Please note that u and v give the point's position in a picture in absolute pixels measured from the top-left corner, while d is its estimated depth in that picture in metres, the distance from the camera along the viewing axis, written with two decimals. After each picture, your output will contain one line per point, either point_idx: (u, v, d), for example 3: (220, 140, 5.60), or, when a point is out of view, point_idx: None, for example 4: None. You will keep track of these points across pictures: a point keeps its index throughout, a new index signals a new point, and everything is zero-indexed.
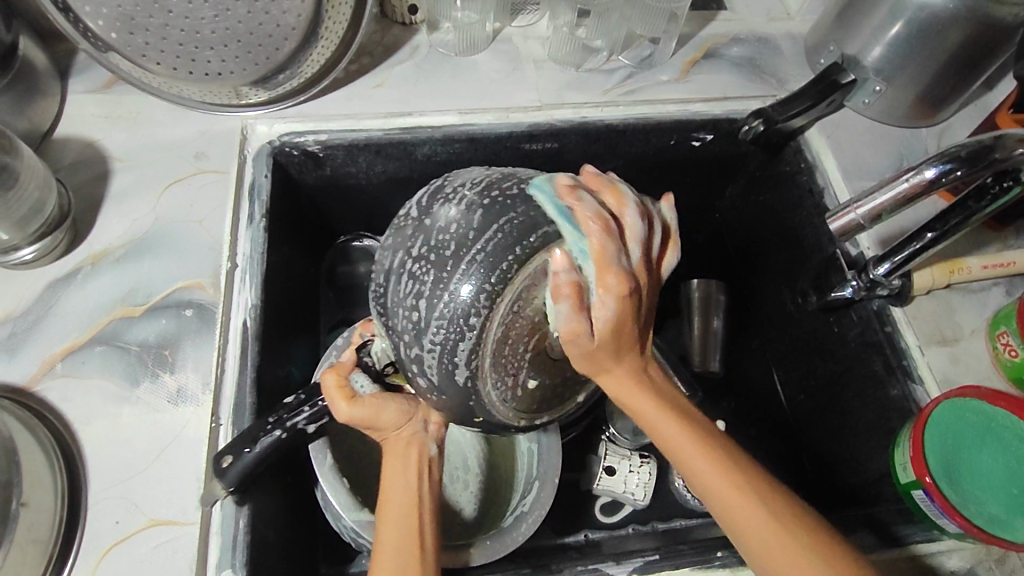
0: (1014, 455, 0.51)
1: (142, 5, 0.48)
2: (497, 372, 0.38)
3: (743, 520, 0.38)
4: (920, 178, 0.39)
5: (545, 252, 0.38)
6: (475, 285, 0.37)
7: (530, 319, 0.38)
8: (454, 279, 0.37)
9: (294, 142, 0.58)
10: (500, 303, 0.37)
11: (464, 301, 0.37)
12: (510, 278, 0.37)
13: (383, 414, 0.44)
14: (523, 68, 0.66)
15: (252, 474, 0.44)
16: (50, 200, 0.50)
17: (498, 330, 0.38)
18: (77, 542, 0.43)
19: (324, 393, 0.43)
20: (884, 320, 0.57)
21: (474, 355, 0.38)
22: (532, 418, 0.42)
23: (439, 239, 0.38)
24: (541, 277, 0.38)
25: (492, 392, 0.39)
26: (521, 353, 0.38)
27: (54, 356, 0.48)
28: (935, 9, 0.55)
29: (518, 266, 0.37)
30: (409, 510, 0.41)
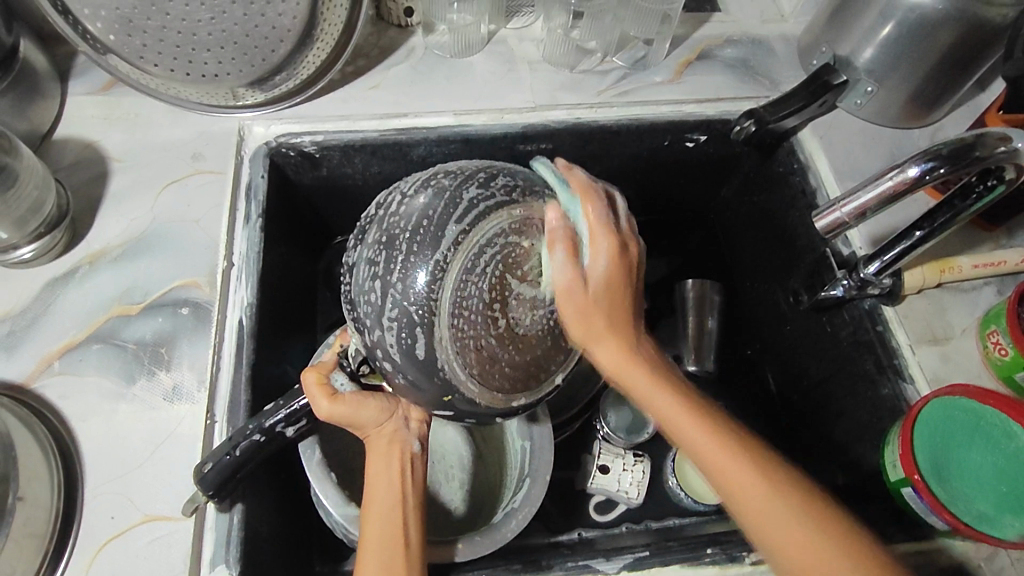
0: (1002, 453, 0.50)
1: (140, 7, 0.49)
2: (459, 343, 0.38)
3: (742, 487, 0.39)
4: (903, 177, 0.40)
5: (494, 216, 0.38)
6: (425, 261, 0.38)
7: (484, 279, 0.38)
8: (406, 258, 0.38)
9: (290, 143, 0.59)
10: (450, 270, 0.37)
11: (416, 278, 0.38)
12: (457, 246, 0.38)
13: (363, 413, 0.44)
14: (517, 69, 0.66)
15: (234, 477, 0.44)
16: (49, 199, 0.51)
17: (451, 298, 0.37)
18: (74, 536, 0.43)
19: (306, 391, 0.44)
20: (876, 319, 0.57)
21: (430, 328, 0.38)
22: (507, 400, 0.40)
23: (392, 225, 0.39)
24: (491, 239, 0.38)
25: (457, 366, 0.38)
26: (476, 318, 0.38)
27: (52, 353, 0.49)
28: (926, 10, 0.56)
29: (465, 232, 0.38)
30: (391, 509, 0.42)
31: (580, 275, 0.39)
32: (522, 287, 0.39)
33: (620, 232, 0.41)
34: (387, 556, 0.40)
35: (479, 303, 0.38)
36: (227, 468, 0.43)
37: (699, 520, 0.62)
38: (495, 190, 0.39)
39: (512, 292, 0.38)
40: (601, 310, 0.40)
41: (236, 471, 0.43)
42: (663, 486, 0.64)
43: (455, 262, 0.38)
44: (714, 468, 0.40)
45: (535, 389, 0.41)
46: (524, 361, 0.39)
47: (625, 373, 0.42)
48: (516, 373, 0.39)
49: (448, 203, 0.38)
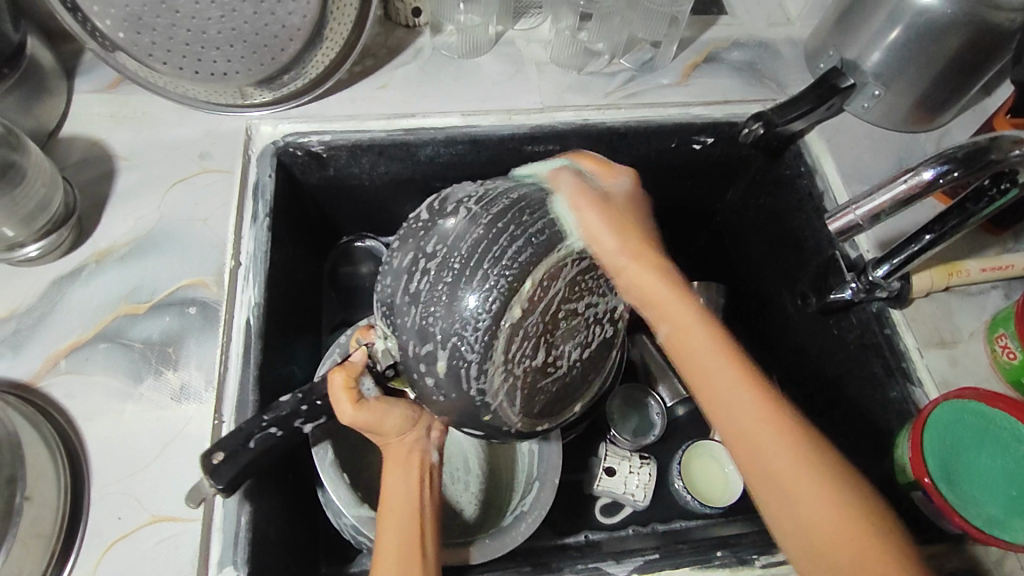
0: (1011, 457, 0.50)
1: (150, 5, 0.49)
2: (505, 370, 0.39)
3: (742, 403, 0.40)
4: (918, 179, 0.39)
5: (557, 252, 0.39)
6: (488, 288, 0.38)
7: (549, 298, 0.39)
8: (463, 275, 0.39)
9: (297, 142, 0.59)
10: (515, 298, 0.38)
11: (488, 292, 0.38)
12: (529, 271, 0.38)
13: (386, 418, 0.44)
14: (525, 70, 0.67)
15: (245, 472, 0.43)
16: (56, 197, 0.50)
17: (511, 323, 0.38)
18: (80, 537, 0.43)
19: (331, 392, 0.44)
20: (884, 323, 0.57)
21: (487, 346, 0.38)
22: (534, 424, 0.42)
23: (451, 243, 0.40)
24: (557, 275, 0.39)
25: (501, 393, 0.40)
26: (527, 352, 0.39)
27: (58, 352, 0.49)
28: (933, 14, 0.56)
29: (536, 262, 0.39)
30: (409, 517, 0.42)
31: (593, 200, 0.43)
32: (571, 321, 0.40)
33: (626, 185, 0.47)
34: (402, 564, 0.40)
35: (534, 331, 0.39)
36: (240, 459, 0.42)
37: (706, 523, 0.63)
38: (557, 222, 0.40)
39: (561, 329, 0.40)
40: (631, 237, 0.43)
41: (252, 462, 0.43)
42: (669, 489, 0.64)
43: (525, 283, 0.38)
44: (749, 436, 0.39)
45: (556, 415, 0.43)
46: (556, 392, 0.42)
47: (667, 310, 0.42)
48: (550, 397, 0.41)
49: (514, 223, 0.39)
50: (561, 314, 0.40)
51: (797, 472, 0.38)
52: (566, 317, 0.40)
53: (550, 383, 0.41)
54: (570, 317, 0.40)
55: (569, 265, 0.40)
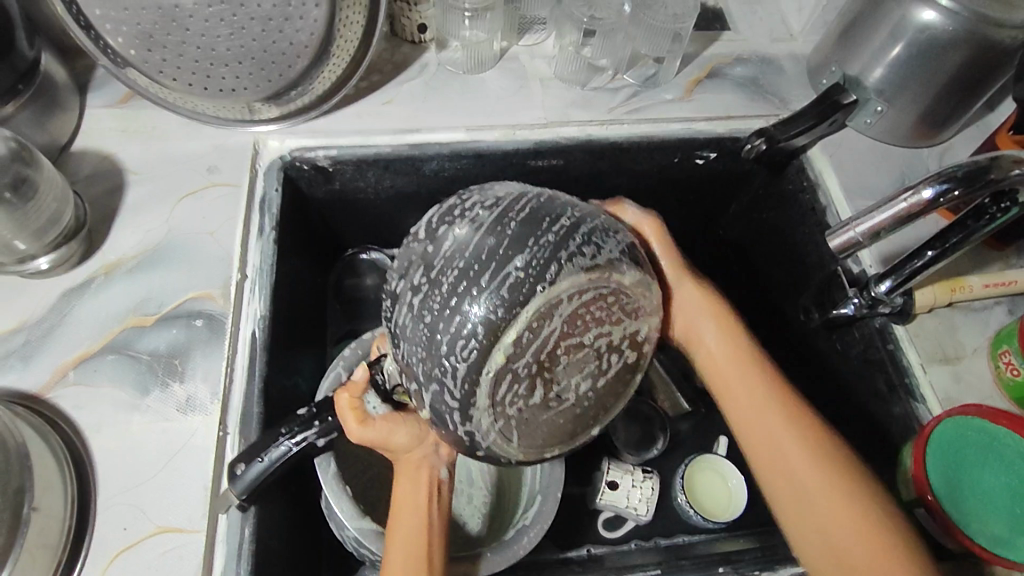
0: (1018, 475, 0.49)
1: (160, 23, 0.50)
2: (493, 411, 0.37)
3: (748, 393, 0.49)
4: (917, 199, 0.39)
5: (543, 292, 0.36)
6: (477, 330, 0.36)
7: (537, 341, 0.36)
8: (455, 309, 0.37)
9: (304, 157, 0.60)
10: (504, 338, 0.36)
11: (470, 336, 0.36)
12: (518, 309, 0.36)
13: (394, 435, 0.45)
14: (528, 85, 0.67)
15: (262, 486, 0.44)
16: (67, 211, 0.51)
17: (498, 366, 0.36)
18: (86, 546, 0.43)
19: (337, 412, 0.46)
20: (887, 338, 0.57)
21: (470, 392, 0.37)
22: (540, 454, 0.39)
23: (446, 268, 0.38)
24: (546, 317, 0.36)
25: (492, 433, 0.38)
26: (517, 391, 0.36)
27: (67, 364, 0.49)
28: (935, 30, 0.56)
29: (523, 300, 0.36)
30: (416, 533, 0.42)
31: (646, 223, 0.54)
32: (575, 354, 0.36)
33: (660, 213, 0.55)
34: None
35: (524, 375, 0.36)
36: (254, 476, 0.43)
37: (709, 538, 0.62)
38: (551, 254, 0.37)
39: (555, 369, 0.36)
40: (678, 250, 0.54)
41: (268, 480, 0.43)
42: (672, 502, 0.64)
43: (509, 329, 0.36)
44: (756, 426, 0.48)
45: (570, 441, 0.40)
46: (564, 424, 0.38)
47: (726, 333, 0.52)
48: (556, 429, 0.38)
49: (502, 262, 0.36)
50: (560, 350, 0.36)
51: (807, 466, 0.45)
52: (567, 352, 0.36)
53: (553, 417, 0.37)
54: (573, 352, 0.36)
55: (562, 303, 0.36)
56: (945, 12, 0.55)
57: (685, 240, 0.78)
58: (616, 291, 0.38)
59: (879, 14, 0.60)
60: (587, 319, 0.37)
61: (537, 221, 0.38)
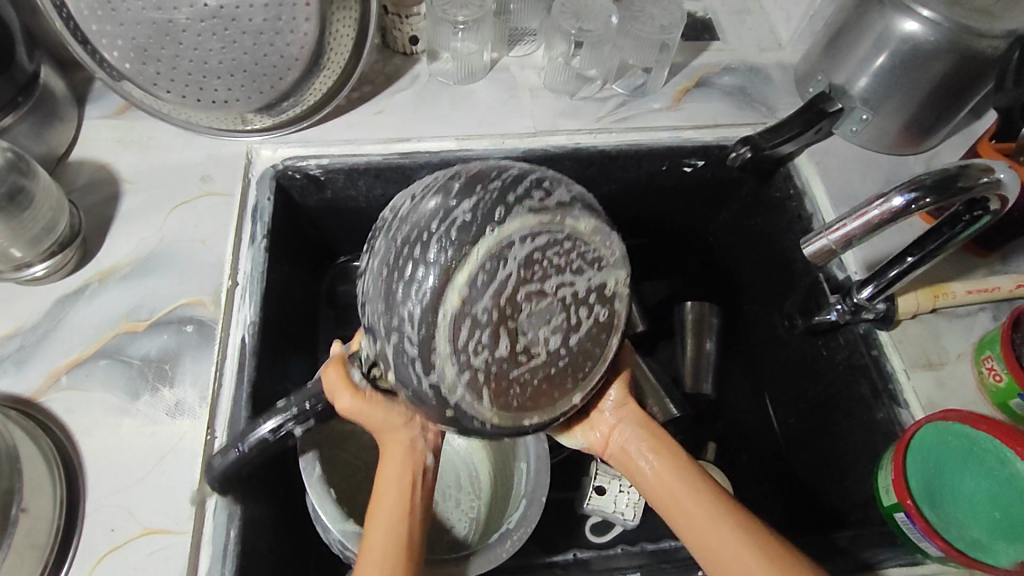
0: (996, 480, 0.50)
1: (154, 37, 0.51)
2: (458, 361, 0.36)
3: (692, 515, 0.41)
4: (887, 207, 0.39)
5: (496, 233, 0.35)
6: (432, 275, 0.35)
7: (493, 284, 0.35)
8: (409, 260, 0.36)
9: (296, 166, 0.61)
10: (457, 279, 0.35)
11: (425, 281, 0.35)
12: (470, 249, 0.35)
13: (379, 418, 0.43)
14: (518, 96, 0.69)
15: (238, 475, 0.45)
16: (62, 219, 0.52)
17: (455, 313, 0.35)
18: (73, 548, 0.44)
19: (328, 385, 0.43)
20: (871, 344, 0.58)
21: (429, 339, 0.35)
22: (516, 416, 0.38)
23: (401, 222, 0.37)
24: (499, 259, 0.35)
25: (460, 387, 0.36)
26: (482, 342, 0.36)
27: (59, 368, 0.50)
28: (917, 40, 0.57)
29: (477, 241, 0.35)
30: (392, 525, 0.40)
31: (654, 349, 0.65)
32: (538, 303, 0.36)
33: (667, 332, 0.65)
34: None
35: (485, 321, 0.35)
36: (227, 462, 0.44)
37: None
38: (500, 196, 0.36)
39: (518, 318, 0.36)
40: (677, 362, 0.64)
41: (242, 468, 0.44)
42: None
43: (461, 271, 0.35)
44: (706, 549, 0.40)
45: (548, 407, 0.39)
46: (537, 384, 0.38)
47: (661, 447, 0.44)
48: (530, 388, 0.38)
49: (454, 205, 0.36)
50: (521, 298, 0.36)
51: None
52: (528, 301, 0.36)
53: (524, 372, 0.37)
54: (535, 300, 0.36)
55: (514, 245, 0.36)
56: (927, 23, 0.56)
57: (676, 246, 0.78)
58: (571, 236, 0.37)
59: (863, 25, 0.61)
60: (543, 262, 0.36)
61: (492, 168, 0.38)
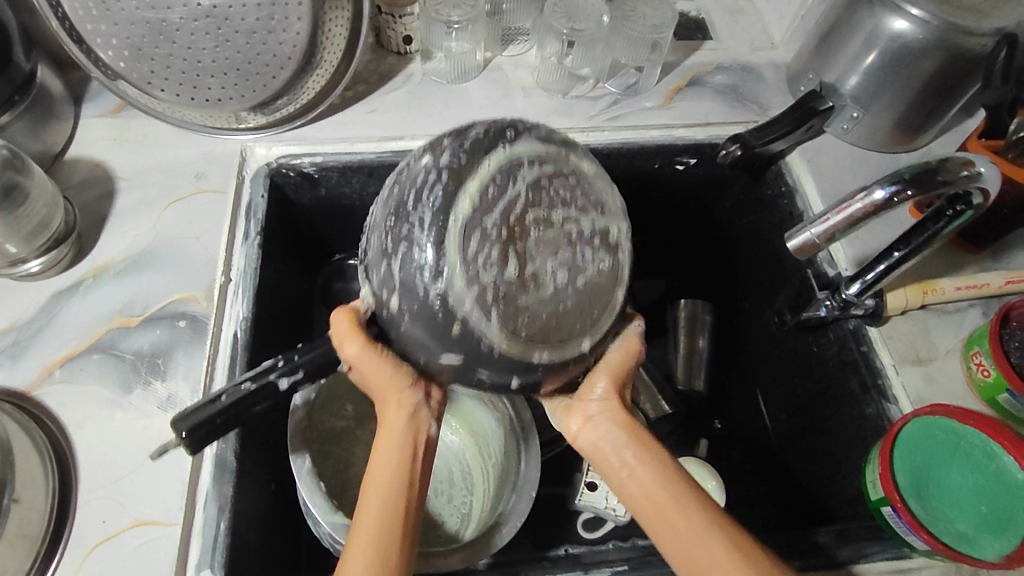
0: (983, 474, 0.50)
1: (148, 36, 0.52)
2: (467, 271, 0.35)
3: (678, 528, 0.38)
4: (869, 200, 0.40)
5: (505, 150, 0.37)
6: (443, 179, 0.36)
7: (503, 195, 0.36)
8: (420, 174, 0.37)
9: (290, 164, 0.62)
10: (468, 185, 0.36)
11: (436, 186, 0.36)
12: (481, 159, 0.36)
13: (384, 378, 0.41)
14: (511, 95, 0.69)
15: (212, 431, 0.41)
16: (57, 216, 0.53)
17: (464, 219, 0.35)
18: (65, 539, 0.44)
19: (337, 329, 0.41)
20: (860, 339, 0.58)
21: (439, 241, 0.35)
22: (526, 346, 0.36)
23: (414, 156, 0.39)
24: (508, 172, 0.36)
25: (470, 301, 0.35)
26: (491, 254, 0.35)
27: (53, 363, 0.51)
28: (906, 38, 0.58)
29: (488, 153, 0.37)
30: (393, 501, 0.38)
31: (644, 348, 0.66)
32: (546, 230, 0.37)
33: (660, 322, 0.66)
34: (380, 552, 0.37)
35: (495, 235, 0.35)
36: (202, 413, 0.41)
37: None
38: (509, 124, 0.38)
39: (526, 238, 0.36)
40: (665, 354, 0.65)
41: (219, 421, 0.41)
42: None
43: (472, 178, 0.36)
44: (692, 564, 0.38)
45: (557, 345, 0.37)
46: (548, 318, 0.37)
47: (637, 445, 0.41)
48: (538, 320, 0.36)
49: (466, 130, 0.38)
50: (529, 220, 0.36)
51: None
52: (536, 224, 0.36)
53: (535, 299, 0.36)
54: (543, 227, 0.37)
55: (524, 165, 0.37)
56: (916, 21, 0.56)
57: (671, 245, 0.78)
58: (575, 172, 0.39)
59: (853, 24, 0.61)
60: (550, 190, 0.37)
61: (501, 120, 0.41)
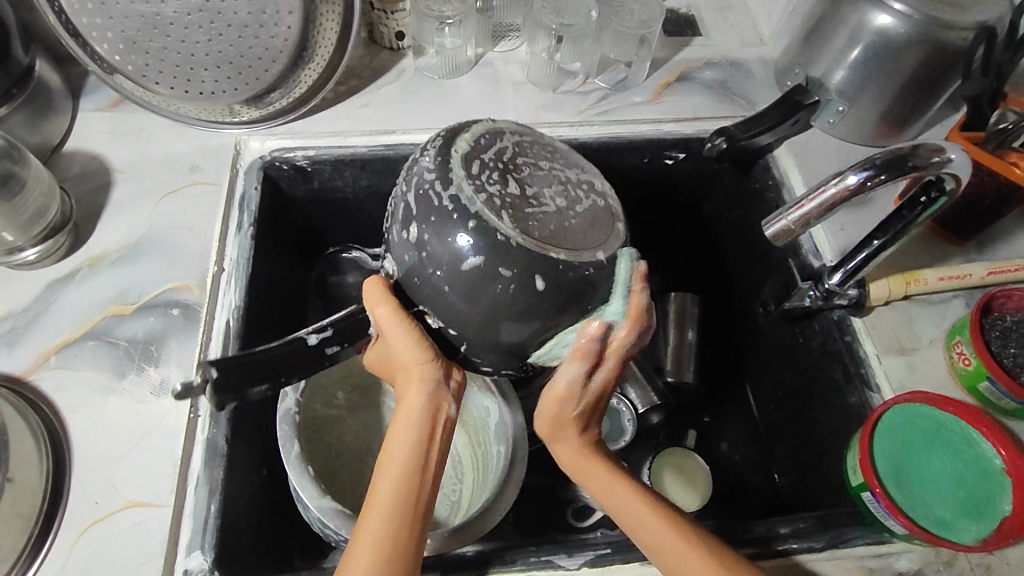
0: (962, 460, 0.51)
1: (142, 30, 0.53)
2: (471, 182, 0.39)
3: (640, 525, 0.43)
4: (842, 185, 0.41)
5: (493, 121, 0.44)
6: (442, 134, 0.42)
7: (496, 140, 0.41)
8: (423, 145, 0.43)
9: (283, 157, 0.62)
10: (464, 134, 0.41)
11: (436, 140, 0.42)
12: (471, 123, 0.43)
13: (406, 350, 0.41)
14: (502, 89, 0.70)
15: (242, 380, 0.40)
16: (53, 206, 0.54)
17: (464, 151, 0.40)
18: (58, 520, 0.45)
19: (369, 291, 0.41)
20: (844, 330, 0.58)
21: (445, 164, 0.39)
22: (540, 243, 0.38)
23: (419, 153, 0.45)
24: (497, 130, 0.42)
25: (480, 203, 0.38)
26: (491, 177, 0.39)
27: (49, 349, 0.52)
28: (890, 33, 0.58)
29: (478, 122, 0.43)
30: (405, 476, 0.39)
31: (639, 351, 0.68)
32: (540, 169, 0.40)
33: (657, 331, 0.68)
34: (389, 530, 0.38)
35: (493, 164, 0.40)
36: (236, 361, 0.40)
37: None
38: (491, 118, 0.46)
39: (521, 168, 0.40)
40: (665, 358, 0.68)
41: (246, 360, 0.40)
42: None
43: (466, 132, 0.42)
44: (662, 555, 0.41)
45: (572, 250, 0.38)
46: (556, 224, 0.38)
47: (589, 476, 0.46)
48: (546, 227, 0.38)
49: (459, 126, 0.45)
50: (523, 160, 0.41)
51: None
52: (529, 162, 0.41)
53: (539, 207, 0.39)
54: (536, 165, 0.41)
55: (509, 130, 0.43)
56: (899, 16, 0.57)
57: (662, 239, 0.79)
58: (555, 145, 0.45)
59: (837, 19, 0.62)
60: (538, 144, 0.42)
61: None
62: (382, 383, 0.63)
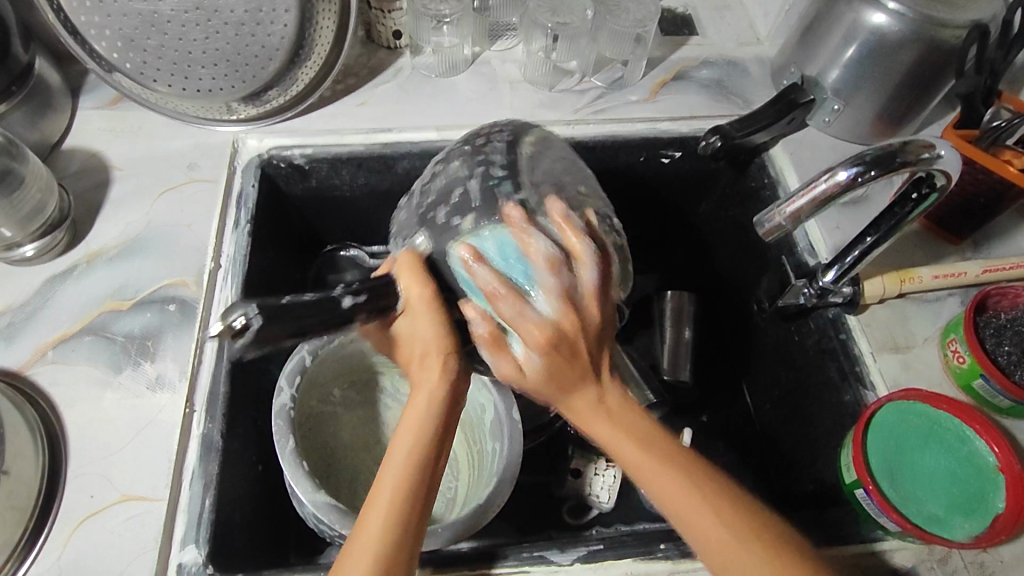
0: (955, 458, 0.51)
1: (141, 28, 0.54)
2: (534, 189, 0.46)
3: (658, 486, 0.40)
4: (834, 181, 0.41)
5: (540, 134, 0.51)
6: (503, 138, 0.49)
7: (547, 156, 0.49)
8: (481, 142, 0.49)
9: (281, 155, 0.63)
10: (524, 142, 0.49)
11: (496, 141, 0.49)
12: (525, 132, 0.50)
13: (429, 331, 0.42)
14: (499, 88, 0.70)
15: (277, 329, 0.37)
16: (51, 202, 0.55)
17: (527, 159, 0.47)
18: (54, 513, 0.46)
19: (402, 267, 0.43)
20: (839, 328, 0.58)
21: (513, 167, 0.47)
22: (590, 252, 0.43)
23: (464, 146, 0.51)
24: (545, 144, 0.50)
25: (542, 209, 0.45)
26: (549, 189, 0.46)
27: (46, 344, 0.52)
28: (885, 32, 0.59)
29: (529, 132, 0.51)
30: (410, 463, 0.38)
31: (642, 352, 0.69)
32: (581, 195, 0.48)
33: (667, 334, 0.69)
34: (396, 517, 0.37)
35: (548, 177, 0.47)
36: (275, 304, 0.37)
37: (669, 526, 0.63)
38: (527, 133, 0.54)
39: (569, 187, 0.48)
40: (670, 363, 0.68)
41: (286, 306, 0.37)
42: (635, 492, 0.65)
43: (524, 139, 0.49)
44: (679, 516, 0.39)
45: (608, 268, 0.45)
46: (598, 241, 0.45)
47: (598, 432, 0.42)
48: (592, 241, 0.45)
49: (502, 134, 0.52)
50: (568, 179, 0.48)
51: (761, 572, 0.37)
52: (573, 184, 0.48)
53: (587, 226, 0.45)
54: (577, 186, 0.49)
55: (551, 146, 0.51)
56: (893, 15, 0.58)
57: (660, 239, 0.79)
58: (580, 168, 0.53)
59: (832, 18, 0.62)
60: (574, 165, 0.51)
61: None
62: (379, 380, 0.63)
